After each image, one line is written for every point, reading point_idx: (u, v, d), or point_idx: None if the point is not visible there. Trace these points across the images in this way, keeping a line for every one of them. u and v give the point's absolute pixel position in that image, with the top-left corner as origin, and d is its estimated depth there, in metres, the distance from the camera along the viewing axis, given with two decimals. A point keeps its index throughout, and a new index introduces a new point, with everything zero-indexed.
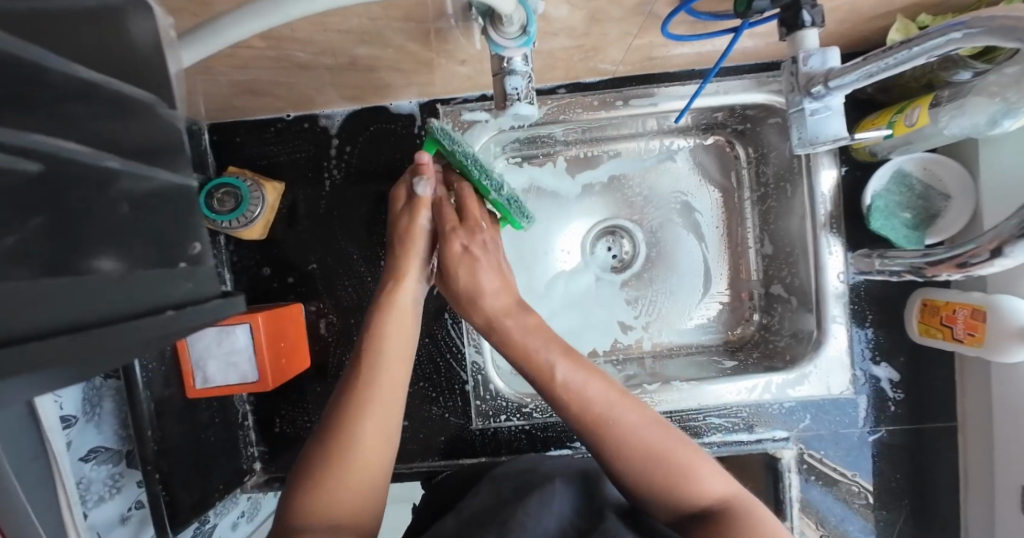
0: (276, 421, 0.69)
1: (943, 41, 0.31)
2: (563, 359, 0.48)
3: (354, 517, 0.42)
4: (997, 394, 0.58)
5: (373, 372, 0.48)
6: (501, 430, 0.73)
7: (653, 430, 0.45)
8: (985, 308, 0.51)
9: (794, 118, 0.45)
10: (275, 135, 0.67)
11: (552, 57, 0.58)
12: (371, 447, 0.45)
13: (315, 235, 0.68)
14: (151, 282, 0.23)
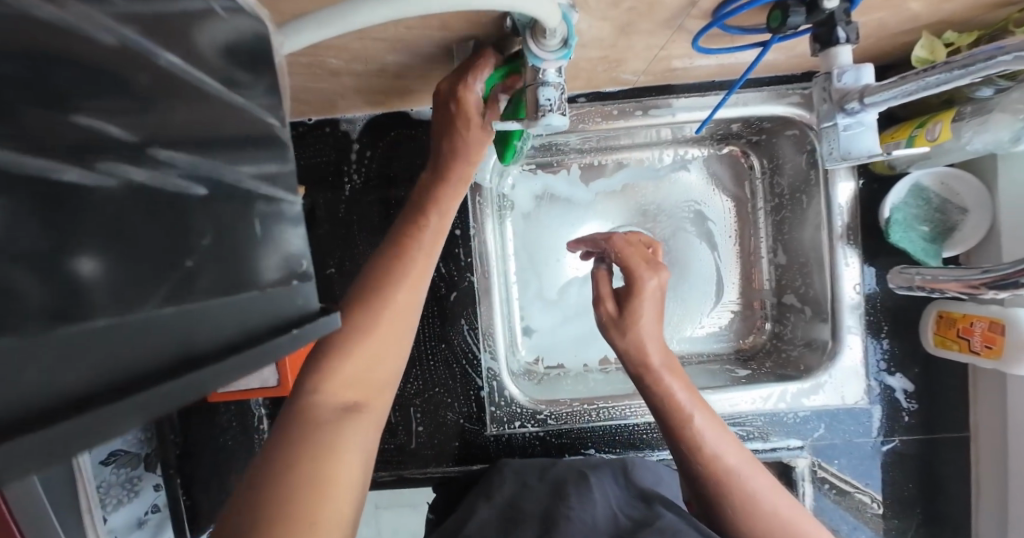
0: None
1: (993, 61, 0.31)
2: (703, 408, 0.51)
3: (374, 391, 0.40)
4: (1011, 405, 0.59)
5: (404, 256, 0.44)
6: (516, 436, 0.73)
7: (766, 490, 0.47)
8: (1003, 322, 0.51)
9: (826, 133, 0.45)
10: (296, 138, 0.67)
11: (577, 66, 0.59)
12: (392, 329, 0.41)
13: (334, 239, 0.68)
14: (275, 301, 0.21)
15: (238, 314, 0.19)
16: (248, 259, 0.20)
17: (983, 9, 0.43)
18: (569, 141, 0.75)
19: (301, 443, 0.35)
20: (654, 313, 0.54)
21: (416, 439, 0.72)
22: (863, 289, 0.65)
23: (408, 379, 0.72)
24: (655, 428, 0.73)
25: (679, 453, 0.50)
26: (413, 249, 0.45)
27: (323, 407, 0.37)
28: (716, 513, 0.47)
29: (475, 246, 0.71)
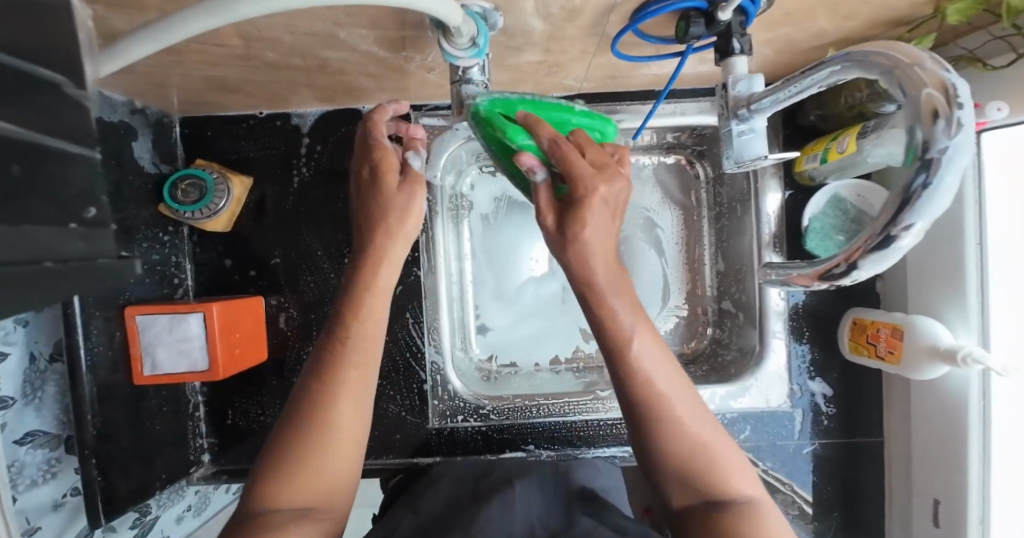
0: (228, 413, 0.70)
1: (834, 73, 0.32)
2: (649, 336, 0.43)
3: (326, 496, 0.42)
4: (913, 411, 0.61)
5: (358, 358, 0.46)
6: (458, 431, 0.73)
7: (698, 433, 0.42)
8: (904, 328, 0.55)
9: (724, 138, 0.47)
10: (247, 130, 0.68)
11: (518, 70, 0.61)
12: (349, 409, 0.44)
13: (280, 229, 0.69)
14: (96, 270, 0.25)
15: (53, 244, 0.23)
16: (71, 204, 0.24)
17: (878, 30, 0.46)
18: None
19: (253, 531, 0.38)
20: (600, 226, 0.43)
21: None
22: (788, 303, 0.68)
23: None
24: (594, 425, 0.74)
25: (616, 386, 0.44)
26: (340, 376, 0.45)
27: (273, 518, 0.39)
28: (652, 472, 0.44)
29: (423, 242, 0.71)
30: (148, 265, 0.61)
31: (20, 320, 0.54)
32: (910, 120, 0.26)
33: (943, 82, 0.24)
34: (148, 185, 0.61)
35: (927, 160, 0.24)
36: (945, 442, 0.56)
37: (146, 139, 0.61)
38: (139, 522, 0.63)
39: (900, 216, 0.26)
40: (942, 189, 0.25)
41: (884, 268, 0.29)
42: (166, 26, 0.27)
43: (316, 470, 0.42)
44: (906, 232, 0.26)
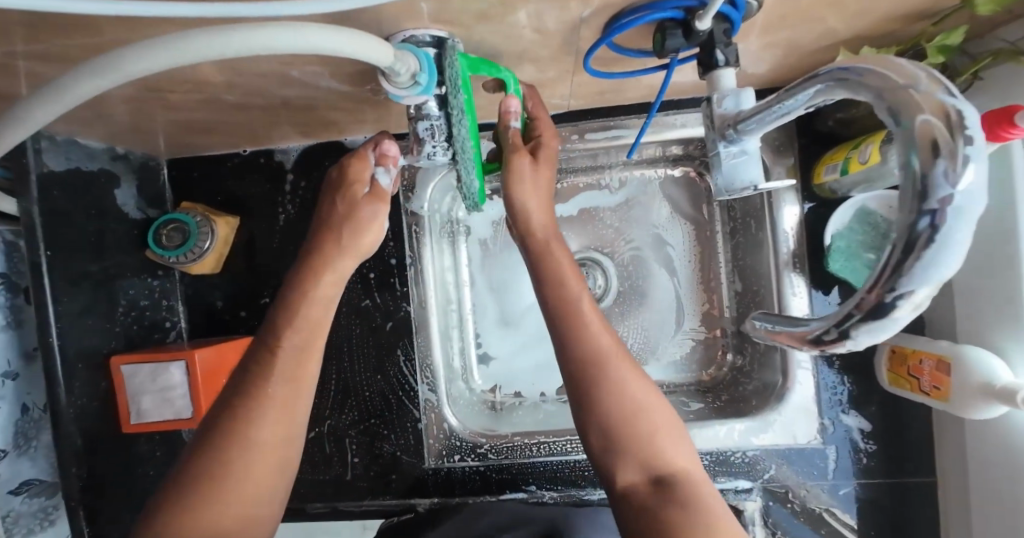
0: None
1: (819, 91, 0.27)
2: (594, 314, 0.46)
3: (238, 526, 0.37)
4: (971, 453, 0.53)
5: (287, 374, 0.41)
6: (455, 470, 0.68)
7: (641, 399, 0.43)
8: (951, 360, 0.47)
9: (711, 161, 0.41)
10: (232, 169, 0.68)
11: (497, 93, 0.57)
12: (275, 433, 0.40)
13: (267, 268, 0.67)
14: None
15: None
16: None
17: (895, 24, 0.40)
18: None
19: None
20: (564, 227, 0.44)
21: (351, 471, 0.68)
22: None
23: (343, 411, 0.68)
24: None
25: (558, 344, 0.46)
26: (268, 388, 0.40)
27: None
28: (602, 456, 0.43)
29: (411, 276, 0.68)
30: (135, 309, 0.61)
31: (11, 373, 0.54)
32: (906, 153, 0.19)
33: (946, 107, 0.18)
34: (133, 231, 0.61)
35: (928, 209, 0.18)
36: (1010, 495, 0.47)
37: (130, 184, 0.61)
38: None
39: (899, 276, 0.20)
40: (953, 247, 0.19)
41: (881, 338, 0.23)
42: (59, 91, 0.26)
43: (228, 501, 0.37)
44: (910, 298, 0.20)
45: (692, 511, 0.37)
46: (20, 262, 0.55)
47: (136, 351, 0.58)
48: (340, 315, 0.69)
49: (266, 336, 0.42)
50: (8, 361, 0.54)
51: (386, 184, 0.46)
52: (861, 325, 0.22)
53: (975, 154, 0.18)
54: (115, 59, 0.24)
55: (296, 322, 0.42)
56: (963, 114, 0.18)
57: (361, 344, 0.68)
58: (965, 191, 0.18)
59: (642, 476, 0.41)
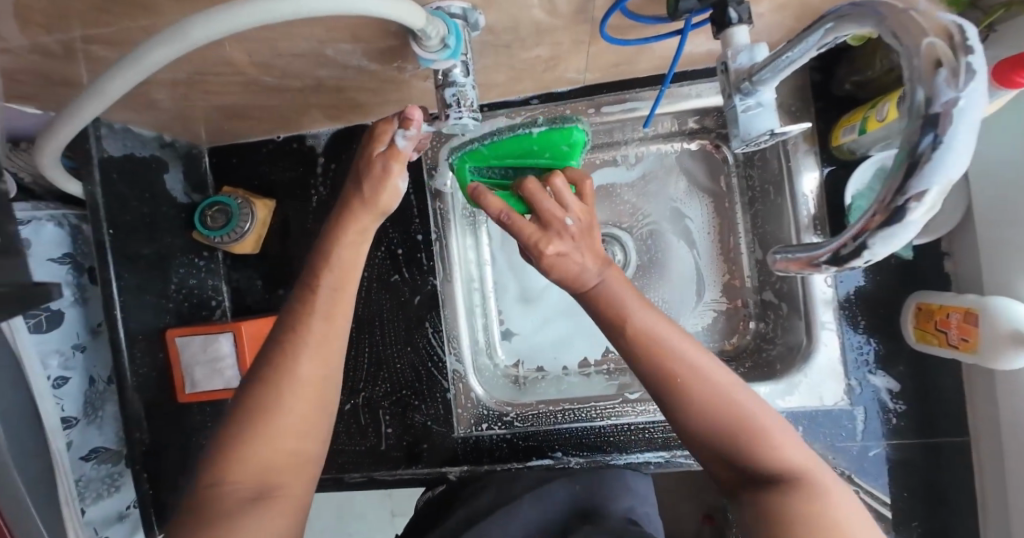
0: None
1: (826, 32, 0.28)
2: (647, 310, 0.43)
3: (284, 463, 0.42)
4: (1002, 404, 0.53)
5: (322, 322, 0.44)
6: (483, 438, 0.71)
7: (733, 388, 0.40)
8: (977, 311, 0.47)
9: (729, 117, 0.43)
10: (267, 155, 0.71)
11: (515, 68, 0.59)
12: (312, 374, 0.43)
13: (302, 247, 0.71)
14: None
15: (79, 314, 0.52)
16: None
17: None
18: None
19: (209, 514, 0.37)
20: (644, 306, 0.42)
21: (386, 441, 0.71)
22: (837, 297, 0.61)
23: (376, 382, 0.71)
24: (623, 430, 0.69)
25: (632, 365, 0.42)
26: (306, 329, 0.43)
27: (224, 498, 0.39)
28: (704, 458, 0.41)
29: (437, 252, 0.71)
30: (185, 288, 0.64)
31: (79, 345, 0.58)
32: (908, 73, 0.20)
33: (946, 33, 0.19)
34: (181, 215, 0.65)
35: (933, 114, 0.19)
36: None
37: (177, 170, 0.65)
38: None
39: (905, 186, 0.21)
40: (955, 154, 0.19)
41: (896, 247, 0.23)
42: (135, 61, 0.30)
43: (277, 442, 0.41)
44: (918, 205, 0.21)
45: (826, 504, 0.34)
46: (84, 244, 0.59)
47: (188, 325, 0.63)
48: (370, 292, 0.72)
49: (305, 281, 0.46)
50: (77, 333, 0.58)
51: (404, 145, 0.45)
52: (873, 238, 0.23)
53: (974, 69, 0.18)
54: (183, 27, 0.27)
55: (330, 268, 0.45)
56: (959, 38, 0.19)
57: (392, 318, 0.71)
58: (962, 102, 0.19)
59: (740, 475, 0.39)
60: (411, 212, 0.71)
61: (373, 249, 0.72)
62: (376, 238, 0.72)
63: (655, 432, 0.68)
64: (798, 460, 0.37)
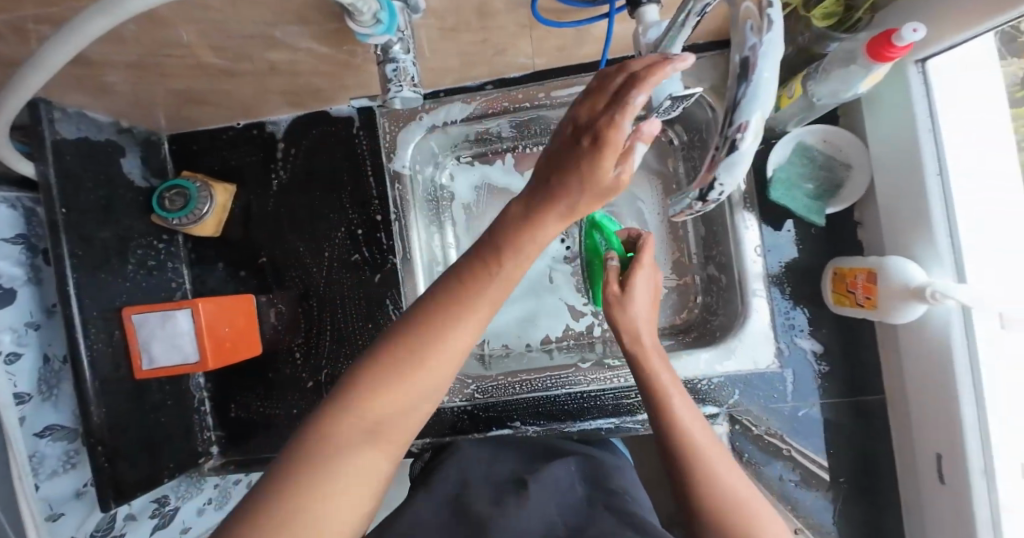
0: (231, 407, 0.75)
1: None
2: (661, 360, 0.49)
3: None
4: (903, 358, 0.58)
5: (456, 301, 0.34)
6: (445, 411, 0.74)
7: (714, 448, 0.42)
8: (876, 270, 0.51)
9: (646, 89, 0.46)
10: (228, 141, 0.73)
11: (466, 53, 0.62)
12: (439, 351, 0.34)
13: (266, 231, 0.73)
14: None
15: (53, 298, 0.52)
16: None
17: None
18: (500, 130, 0.77)
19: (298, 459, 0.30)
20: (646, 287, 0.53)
21: None
22: (766, 268, 0.66)
23: (339, 360, 0.72)
24: (575, 399, 0.72)
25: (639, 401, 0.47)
26: None
27: None
28: (692, 534, 0.39)
29: (396, 231, 0.71)
30: (144, 267, 0.66)
31: (32, 323, 0.59)
32: (736, 24, 0.25)
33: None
34: (139, 198, 0.66)
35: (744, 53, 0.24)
36: (938, 390, 0.53)
37: (135, 155, 0.67)
38: (157, 512, 0.72)
39: (734, 117, 0.25)
40: (765, 85, 0.24)
41: (741, 176, 0.27)
42: (72, 31, 0.32)
43: (351, 436, 0.32)
44: (744, 134, 0.25)
45: None
46: (36, 225, 0.61)
47: (141, 305, 0.62)
48: (331, 272, 0.73)
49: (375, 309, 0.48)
50: (30, 312, 0.59)
51: None
52: (719, 169, 0.27)
53: (774, 19, 0.24)
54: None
55: None
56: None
57: (352, 297, 0.73)
58: (768, 42, 0.23)
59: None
60: (370, 192, 0.73)
61: (334, 231, 0.73)
62: (336, 220, 0.73)
63: (605, 399, 0.71)
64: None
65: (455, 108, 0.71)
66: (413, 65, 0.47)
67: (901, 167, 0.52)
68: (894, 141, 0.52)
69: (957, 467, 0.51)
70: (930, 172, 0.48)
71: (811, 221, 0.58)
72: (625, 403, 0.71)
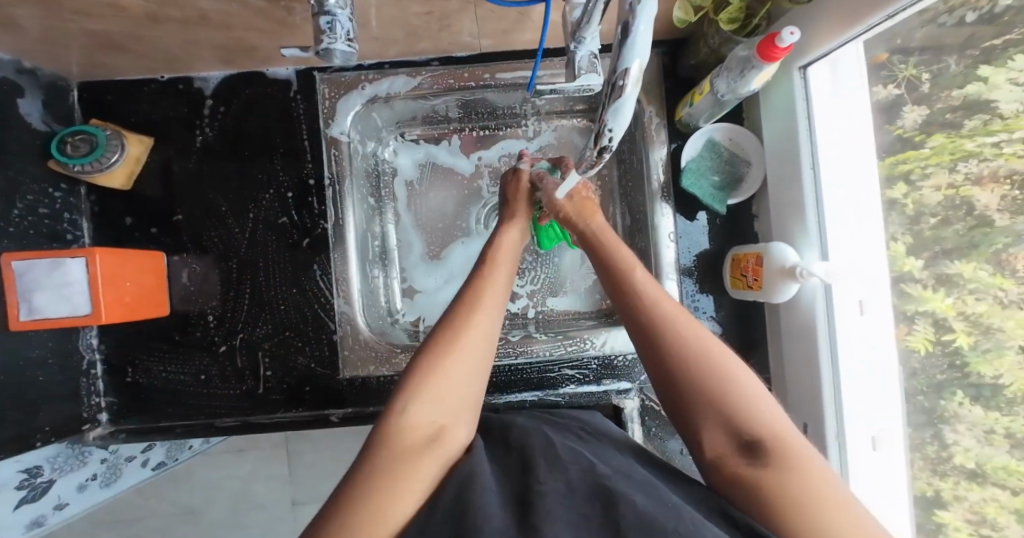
0: (129, 371, 0.71)
1: None
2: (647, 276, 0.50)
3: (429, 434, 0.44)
4: (784, 337, 0.65)
5: (474, 308, 0.51)
6: (369, 380, 0.73)
7: (705, 339, 0.43)
8: (763, 253, 0.60)
9: (570, 64, 0.50)
10: (149, 95, 0.70)
11: (409, 24, 0.62)
12: (454, 377, 0.46)
13: (186, 189, 0.70)
14: None
15: None
16: None
17: None
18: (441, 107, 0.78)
19: (379, 480, 0.38)
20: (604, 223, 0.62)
21: (264, 384, 0.71)
22: (679, 259, 0.72)
23: (257, 323, 0.72)
24: (504, 371, 0.73)
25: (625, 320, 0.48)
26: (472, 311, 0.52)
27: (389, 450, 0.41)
28: (683, 422, 0.42)
29: (330, 196, 0.71)
30: (34, 215, 0.61)
31: None
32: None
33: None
34: (36, 142, 0.61)
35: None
36: (808, 363, 0.60)
37: (35, 98, 0.62)
38: (27, 483, 0.61)
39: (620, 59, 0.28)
40: (643, 36, 0.27)
41: (627, 120, 0.31)
42: None
43: (413, 448, 0.41)
44: (627, 81, 0.28)
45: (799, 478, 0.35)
46: None
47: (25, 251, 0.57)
48: (256, 233, 0.71)
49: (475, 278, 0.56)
50: None
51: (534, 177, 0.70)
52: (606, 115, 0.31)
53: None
54: None
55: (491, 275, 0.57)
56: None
57: (278, 259, 0.72)
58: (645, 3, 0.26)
59: (729, 441, 0.39)
60: (304, 155, 0.71)
61: (261, 192, 0.71)
62: (265, 180, 0.71)
63: (531, 372, 0.73)
64: (777, 431, 0.38)
65: (399, 80, 0.72)
66: (351, 24, 0.47)
67: (792, 158, 0.60)
68: (790, 135, 0.60)
69: (821, 430, 0.59)
70: (807, 165, 0.58)
71: (712, 208, 0.67)
72: (549, 376, 0.72)
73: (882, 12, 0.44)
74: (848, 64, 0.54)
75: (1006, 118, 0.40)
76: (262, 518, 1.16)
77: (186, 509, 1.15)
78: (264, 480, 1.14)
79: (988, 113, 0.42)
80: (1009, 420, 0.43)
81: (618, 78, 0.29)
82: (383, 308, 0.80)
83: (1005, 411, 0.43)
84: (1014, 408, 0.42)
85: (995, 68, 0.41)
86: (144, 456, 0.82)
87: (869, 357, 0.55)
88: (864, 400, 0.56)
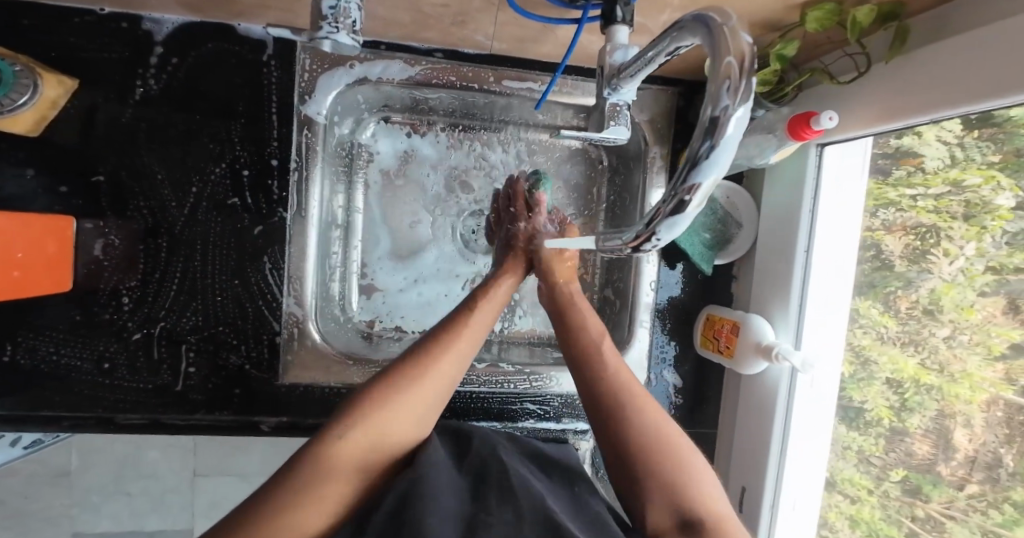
0: (8, 349, 0.58)
1: (673, 40, 0.31)
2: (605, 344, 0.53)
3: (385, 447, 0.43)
4: (741, 400, 0.67)
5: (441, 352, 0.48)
6: (314, 388, 0.65)
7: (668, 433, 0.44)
8: (741, 324, 0.62)
9: (598, 105, 0.46)
10: (79, 29, 0.56)
11: (420, 12, 0.55)
12: (418, 409, 0.45)
13: (114, 146, 0.58)
14: None
15: None
16: None
17: (775, 16, 0.47)
18: (435, 102, 0.71)
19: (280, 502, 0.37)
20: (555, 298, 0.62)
21: (184, 381, 0.62)
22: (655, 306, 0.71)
23: (184, 313, 0.61)
24: (462, 396, 0.70)
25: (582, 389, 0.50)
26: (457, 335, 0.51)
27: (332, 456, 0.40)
28: (633, 495, 0.42)
29: (293, 181, 0.62)
30: None
31: None
32: (711, 78, 0.23)
33: (745, 49, 0.22)
34: None
35: (717, 109, 0.22)
36: (759, 433, 0.63)
37: None
38: None
39: (689, 176, 0.24)
40: (726, 150, 0.23)
41: (682, 231, 0.27)
42: None
43: (339, 470, 0.40)
44: (693, 196, 0.25)
45: None
46: None
47: None
48: (197, 210, 0.61)
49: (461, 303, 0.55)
50: None
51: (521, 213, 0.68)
52: (661, 223, 0.27)
53: (751, 89, 0.22)
54: None
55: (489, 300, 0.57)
56: (753, 59, 0.22)
57: (220, 243, 0.61)
58: (738, 112, 0.22)
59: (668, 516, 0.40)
60: (270, 131, 0.62)
61: (211, 164, 0.60)
62: (217, 151, 0.60)
63: (492, 403, 0.71)
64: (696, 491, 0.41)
65: (394, 67, 0.64)
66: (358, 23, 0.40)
67: (787, 234, 0.60)
68: (788, 212, 0.60)
69: (757, 493, 0.62)
70: (800, 248, 0.58)
71: (700, 267, 0.67)
72: (510, 408, 0.71)
73: (922, 117, 0.43)
74: (857, 155, 0.55)
75: (926, 173, 0.49)
76: (154, 489, 1.06)
77: (57, 473, 1.03)
78: (159, 449, 1.05)
79: (913, 165, 0.50)
80: (862, 439, 0.57)
81: (680, 187, 0.25)
82: (337, 307, 0.72)
83: (861, 430, 0.57)
84: (867, 427, 0.56)
85: (928, 125, 0.45)
86: (16, 434, 0.72)
87: (811, 426, 0.60)
88: (800, 462, 0.61)
